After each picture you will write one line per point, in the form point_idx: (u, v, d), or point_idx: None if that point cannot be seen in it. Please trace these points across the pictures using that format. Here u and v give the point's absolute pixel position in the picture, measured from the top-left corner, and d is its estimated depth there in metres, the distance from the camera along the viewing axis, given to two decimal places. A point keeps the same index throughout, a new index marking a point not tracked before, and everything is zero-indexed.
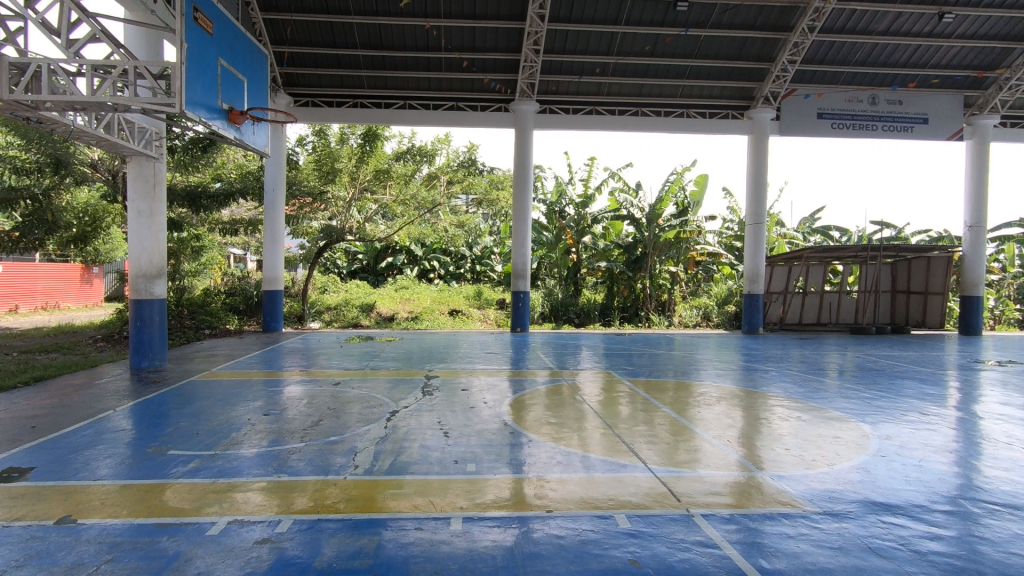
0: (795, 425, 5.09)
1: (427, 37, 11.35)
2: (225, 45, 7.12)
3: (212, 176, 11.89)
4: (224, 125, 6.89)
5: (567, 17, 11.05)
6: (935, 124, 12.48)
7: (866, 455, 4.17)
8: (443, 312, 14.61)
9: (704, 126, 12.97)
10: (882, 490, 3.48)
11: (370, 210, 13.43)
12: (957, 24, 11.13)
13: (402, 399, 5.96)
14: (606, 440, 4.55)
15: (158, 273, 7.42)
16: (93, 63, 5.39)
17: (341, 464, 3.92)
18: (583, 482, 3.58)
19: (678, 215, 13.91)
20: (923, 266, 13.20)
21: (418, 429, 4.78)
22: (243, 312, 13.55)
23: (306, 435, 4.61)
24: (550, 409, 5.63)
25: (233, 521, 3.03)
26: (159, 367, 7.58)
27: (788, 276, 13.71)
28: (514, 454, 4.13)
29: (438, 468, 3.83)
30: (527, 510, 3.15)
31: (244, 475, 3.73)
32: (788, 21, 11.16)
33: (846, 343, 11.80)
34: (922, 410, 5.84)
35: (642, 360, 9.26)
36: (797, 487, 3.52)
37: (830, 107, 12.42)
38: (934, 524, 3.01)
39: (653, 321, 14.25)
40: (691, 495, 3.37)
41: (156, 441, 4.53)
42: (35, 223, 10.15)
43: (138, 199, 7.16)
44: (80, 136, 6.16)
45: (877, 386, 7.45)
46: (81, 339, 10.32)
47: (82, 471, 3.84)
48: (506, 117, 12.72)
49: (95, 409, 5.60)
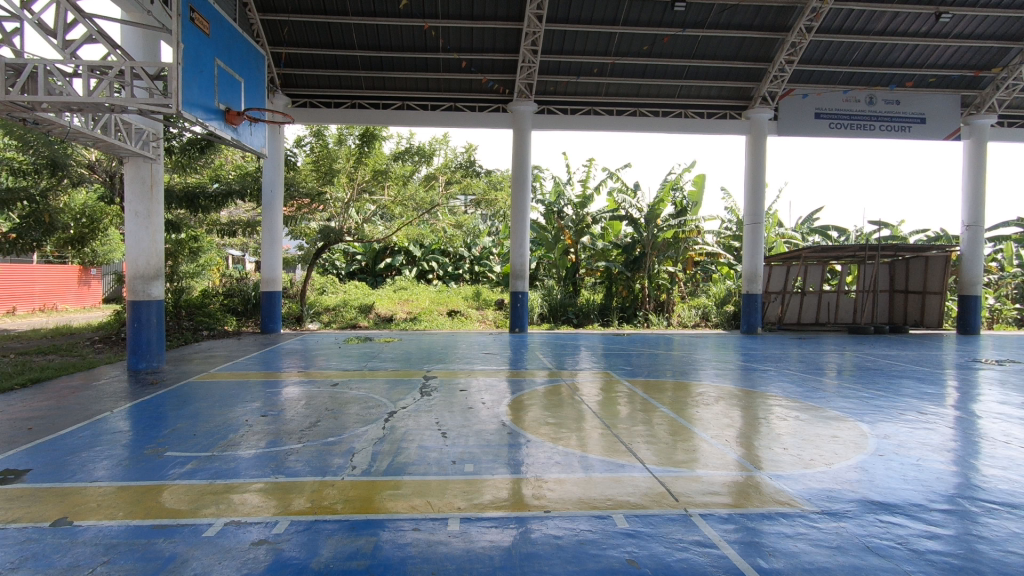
0: (793, 424, 5.09)
1: (425, 38, 11.32)
2: (223, 45, 7.13)
3: (210, 178, 11.87)
4: (222, 126, 6.86)
5: (565, 17, 11.05)
6: (932, 124, 12.50)
7: (865, 454, 4.17)
8: (442, 312, 14.63)
9: (703, 126, 12.97)
10: (880, 489, 3.47)
11: (369, 210, 13.53)
12: (955, 24, 11.15)
13: (401, 399, 5.96)
14: (604, 440, 4.55)
15: (155, 274, 7.41)
16: (89, 63, 5.35)
17: (339, 465, 3.91)
18: (581, 482, 3.58)
19: (677, 215, 13.92)
20: (921, 266, 13.23)
21: (416, 429, 4.77)
22: (241, 313, 13.54)
23: (303, 436, 4.61)
24: (549, 409, 5.62)
25: (230, 522, 3.01)
26: (157, 368, 7.57)
27: (786, 276, 13.73)
28: (513, 455, 4.12)
29: (437, 468, 3.82)
30: (525, 510, 3.15)
31: (241, 476, 3.72)
32: (785, 21, 11.16)
33: (844, 343, 11.81)
34: (921, 409, 5.85)
35: (641, 360, 9.27)
36: (795, 486, 3.52)
37: (828, 107, 12.42)
38: (933, 523, 3.01)
39: (651, 321, 14.27)
40: (690, 495, 3.37)
41: (153, 441, 4.54)
42: (33, 225, 10.13)
43: (136, 200, 7.15)
44: (78, 137, 6.15)
45: (877, 385, 7.44)
46: (80, 339, 10.46)
47: (79, 472, 3.83)
48: (505, 117, 12.71)
49: (92, 411, 5.60)
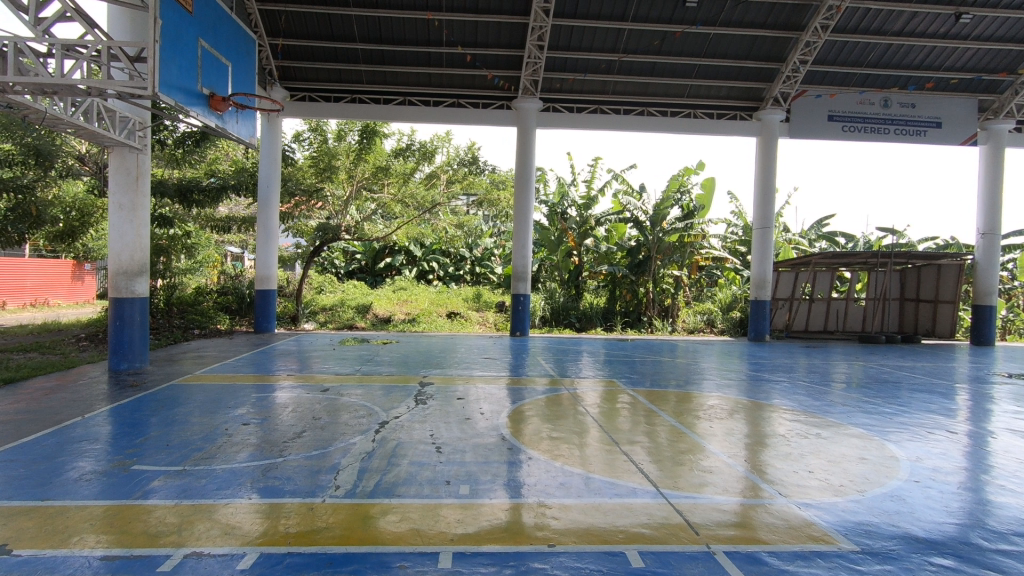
0: (815, 442, 4.72)
1: (429, 29, 11.00)
2: (207, 26, 6.78)
3: (206, 172, 11.57)
4: (206, 112, 6.50)
5: (572, 13, 10.76)
6: (949, 128, 12.05)
7: (899, 480, 3.81)
8: (442, 314, 14.29)
9: (712, 127, 12.63)
10: (922, 523, 3.12)
11: (369, 209, 13.31)
12: (974, 25, 10.77)
13: (394, 408, 5.60)
14: (610, 457, 4.19)
15: (140, 270, 7.07)
16: (64, 42, 5.04)
17: (323, 484, 3.55)
18: (588, 509, 3.22)
19: (683, 218, 13.49)
20: (933, 274, 12.87)
21: (409, 443, 4.41)
22: (235, 311, 13.14)
23: (287, 449, 4.25)
24: (550, 421, 5.24)
25: (192, 554, 2.66)
26: (139, 368, 7.22)
27: (795, 282, 13.39)
28: (513, 474, 3.76)
29: (429, 490, 3.46)
30: (526, 543, 2.80)
31: (212, 495, 3.36)
32: (799, 20, 10.82)
33: (855, 352, 11.44)
34: (947, 427, 5.48)
35: (646, 367, 8.90)
36: (826, 518, 3.16)
37: (841, 109, 12.08)
38: (987, 567, 2.66)
39: (656, 326, 13.91)
40: (709, 527, 3.01)
41: (122, 453, 4.18)
42: (18, 217, 9.65)
43: (120, 191, 6.81)
44: (57, 123, 5.85)
45: (896, 399, 7.06)
46: (64, 337, 9.95)
47: (31, 489, 3.47)
48: (509, 115, 12.38)
49: (63, 415, 5.24)
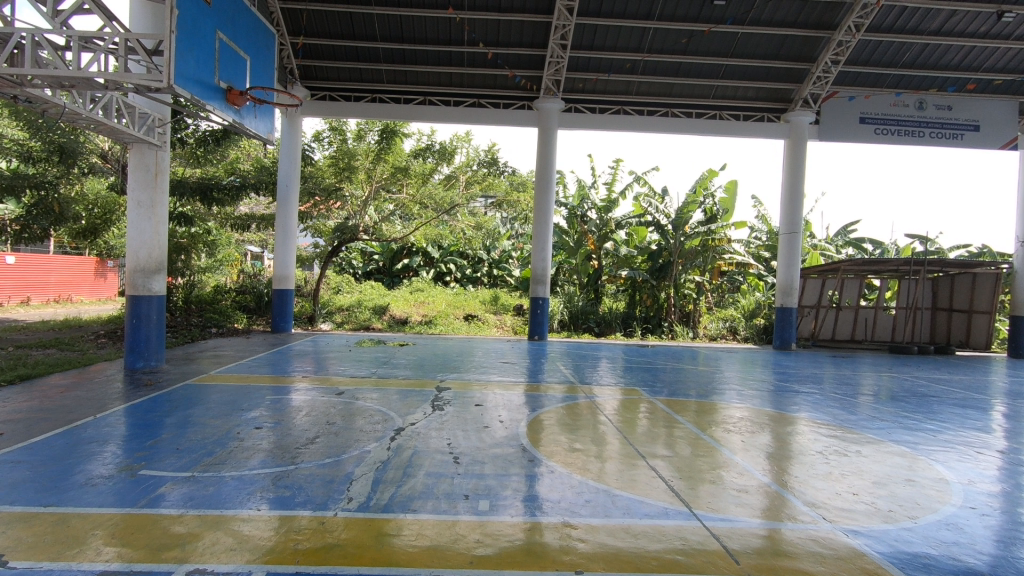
0: (854, 461, 4.44)
1: (450, 29, 10.87)
2: (226, 18, 6.68)
3: (226, 170, 11.56)
4: (224, 106, 6.42)
5: (597, 12, 10.53)
6: (987, 131, 11.60)
7: (953, 506, 3.53)
8: (459, 316, 14.12)
9: (739, 128, 12.31)
10: (985, 557, 2.85)
11: (387, 210, 13.18)
12: (1017, 25, 10.32)
13: (410, 414, 5.43)
14: (637, 473, 3.96)
15: (157, 268, 7.00)
16: (81, 34, 4.96)
17: (336, 495, 3.38)
18: (617, 531, 3.00)
19: (706, 222, 13.20)
20: (968, 283, 12.38)
21: (425, 452, 4.23)
22: (253, 310, 13.09)
23: (300, 455, 4.10)
24: (570, 431, 5.03)
25: (193, 572, 2.50)
26: (155, 367, 7.12)
27: (822, 289, 13.03)
28: (534, 490, 3.55)
29: (447, 505, 3.27)
30: (551, 569, 2.59)
31: (222, 506, 3.20)
32: (832, 19, 10.47)
33: (886, 363, 11.03)
34: (994, 446, 5.15)
35: (667, 375, 8.64)
36: (878, 548, 2.91)
37: (874, 111, 11.70)
38: None
39: (677, 333, 13.57)
40: (749, 556, 2.77)
41: (130, 456, 4.04)
42: (41, 213, 9.71)
43: (139, 189, 6.74)
44: (75, 118, 5.79)
45: (934, 414, 6.71)
46: (83, 334, 9.98)
47: (34, 494, 3.33)
48: (529, 115, 12.21)
49: (76, 414, 5.15)
